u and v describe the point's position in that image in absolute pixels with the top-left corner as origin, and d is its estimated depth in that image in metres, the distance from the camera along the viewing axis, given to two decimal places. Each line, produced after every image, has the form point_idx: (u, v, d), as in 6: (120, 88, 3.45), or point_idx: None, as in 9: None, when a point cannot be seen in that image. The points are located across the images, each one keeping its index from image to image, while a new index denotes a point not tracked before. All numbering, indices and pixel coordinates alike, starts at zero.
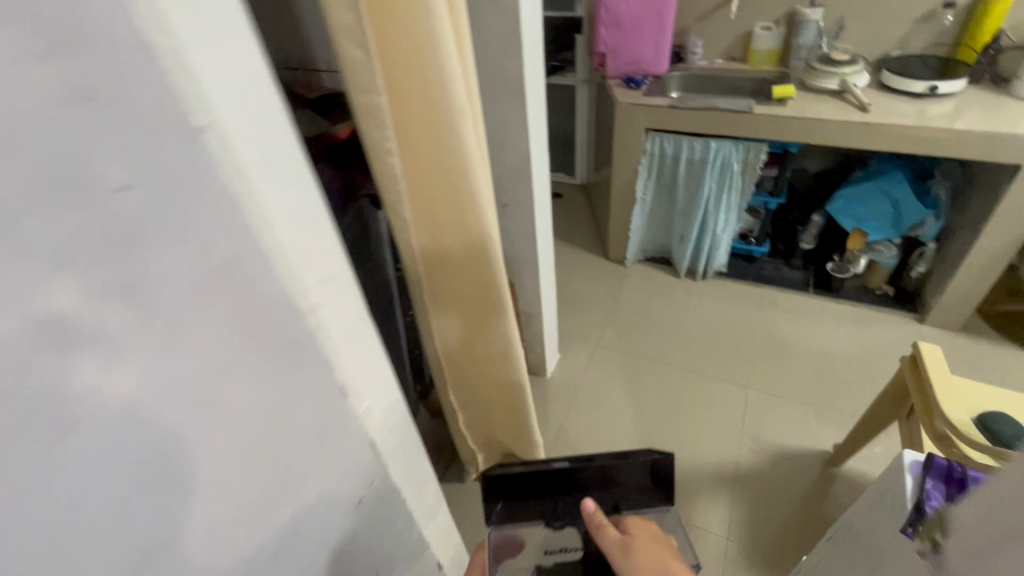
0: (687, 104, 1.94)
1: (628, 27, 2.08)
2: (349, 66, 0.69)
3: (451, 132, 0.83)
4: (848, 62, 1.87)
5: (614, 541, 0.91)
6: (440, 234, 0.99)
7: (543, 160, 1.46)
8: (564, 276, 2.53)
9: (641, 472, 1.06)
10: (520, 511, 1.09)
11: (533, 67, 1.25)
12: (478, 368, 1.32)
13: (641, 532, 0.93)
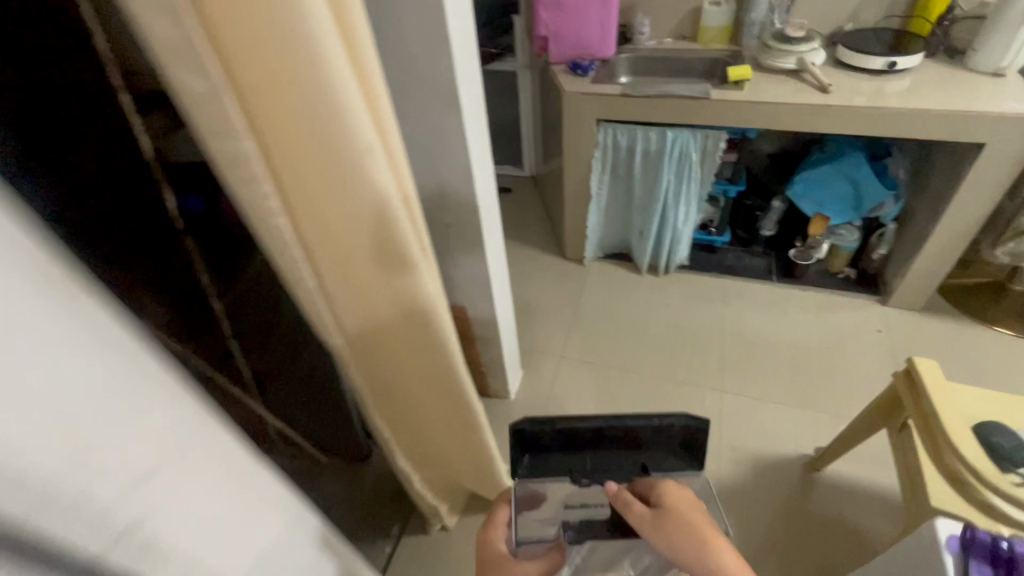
0: (639, 92, 1.78)
1: (570, 7, 1.89)
2: (189, 97, 0.51)
3: (349, 163, 0.63)
4: (804, 40, 1.76)
5: (646, 513, 0.80)
6: (318, 209, 0.70)
7: (487, 171, 1.26)
8: (521, 280, 2.37)
9: (675, 433, 0.96)
10: (547, 465, 1.00)
11: (466, 66, 1.05)
12: (389, 350, 0.94)
13: (677, 499, 0.80)
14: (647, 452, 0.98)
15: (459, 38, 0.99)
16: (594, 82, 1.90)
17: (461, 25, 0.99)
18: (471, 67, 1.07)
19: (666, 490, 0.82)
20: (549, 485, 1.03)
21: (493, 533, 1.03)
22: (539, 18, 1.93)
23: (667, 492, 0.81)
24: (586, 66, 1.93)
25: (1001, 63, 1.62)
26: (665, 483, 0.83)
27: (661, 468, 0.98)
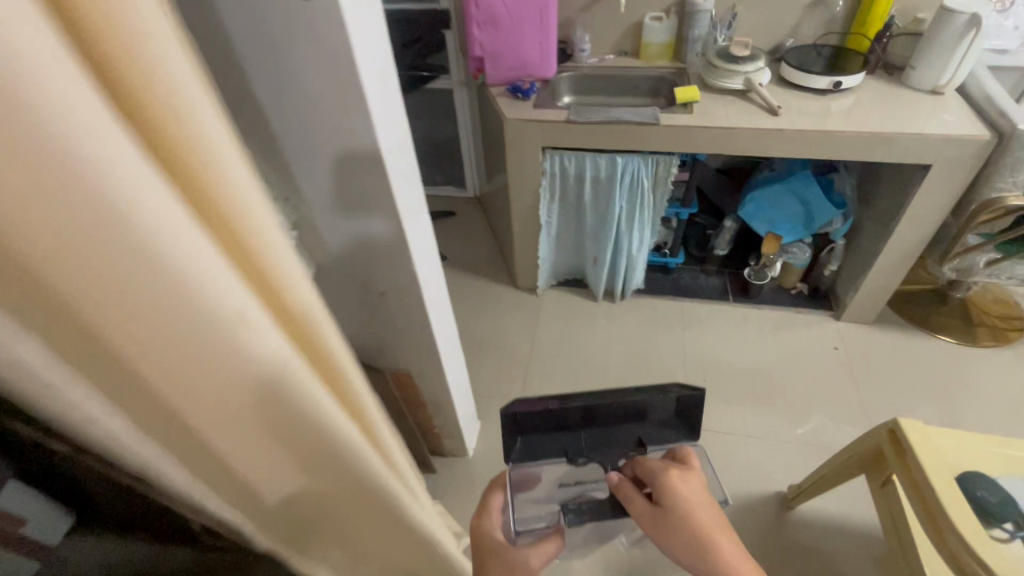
0: (585, 118, 1.66)
1: (505, 25, 1.74)
2: None
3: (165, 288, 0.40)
4: (749, 58, 1.69)
5: (646, 509, 0.76)
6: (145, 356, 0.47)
7: (425, 229, 1.09)
8: (472, 314, 2.22)
9: (669, 403, 0.92)
10: (542, 446, 0.95)
11: (390, 117, 0.86)
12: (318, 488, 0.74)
13: (680, 491, 0.76)
14: (642, 425, 0.94)
15: (378, 87, 0.81)
16: (536, 105, 1.76)
17: (381, 71, 0.81)
18: (397, 116, 0.89)
19: (670, 480, 0.77)
20: (543, 467, 0.97)
21: (489, 520, 0.95)
22: (473, 36, 1.76)
23: (671, 485, 0.77)
24: (527, 88, 1.78)
25: (939, 82, 1.61)
26: (669, 468, 0.78)
27: (658, 442, 0.94)
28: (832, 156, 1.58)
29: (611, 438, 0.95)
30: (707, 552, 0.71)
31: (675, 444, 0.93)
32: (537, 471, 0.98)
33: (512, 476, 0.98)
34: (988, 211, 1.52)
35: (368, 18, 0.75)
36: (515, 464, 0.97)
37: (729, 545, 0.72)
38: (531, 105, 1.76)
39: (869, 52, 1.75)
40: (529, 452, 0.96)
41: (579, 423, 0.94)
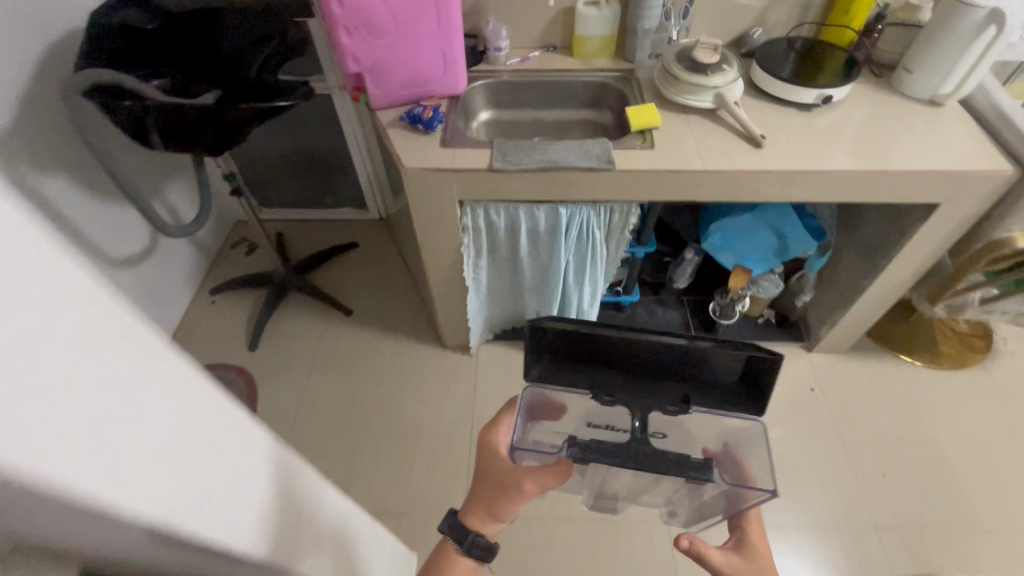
0: (514, 162, 1.21)
1: (390, 29, 1.20)
2: None
3: None
4: (718, 65, 1.29)
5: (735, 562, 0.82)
6: None
7: (334, 510, 0.59)
8: (393, 390, 1.79)
9: (737, 366, 0.81)
10: (571, 374, 0.87)
11: (206, 467, 0.32)
12: None
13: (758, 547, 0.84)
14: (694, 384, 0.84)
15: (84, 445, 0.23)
16: (446, 140, 1.28)
17: (149, 402, 0.27)
18: (239, 440, 0.36)
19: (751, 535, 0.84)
20: (566, 396, 0.89)
21: (494, 436, 0.89)
22: (344, 45, 1.20)
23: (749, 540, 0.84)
24: (430, 116, 1.28)
25: (941, 90, 1.31)
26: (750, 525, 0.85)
27: (705, 405, 0.84)
28: (827, 199, 1.25)
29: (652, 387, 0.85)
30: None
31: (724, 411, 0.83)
32: (556, 397, 0.90)
33: (530, 398, 0.91)
34: (999, 254, 1.28)
35: (56, 303, 0.21)
36: (534, 385, 0.89)
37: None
38: (439, 140, 1.28)
39: (852, 45, 1.43)
40: (548, 375, 0.89)
41: (622, 366, 0.84)
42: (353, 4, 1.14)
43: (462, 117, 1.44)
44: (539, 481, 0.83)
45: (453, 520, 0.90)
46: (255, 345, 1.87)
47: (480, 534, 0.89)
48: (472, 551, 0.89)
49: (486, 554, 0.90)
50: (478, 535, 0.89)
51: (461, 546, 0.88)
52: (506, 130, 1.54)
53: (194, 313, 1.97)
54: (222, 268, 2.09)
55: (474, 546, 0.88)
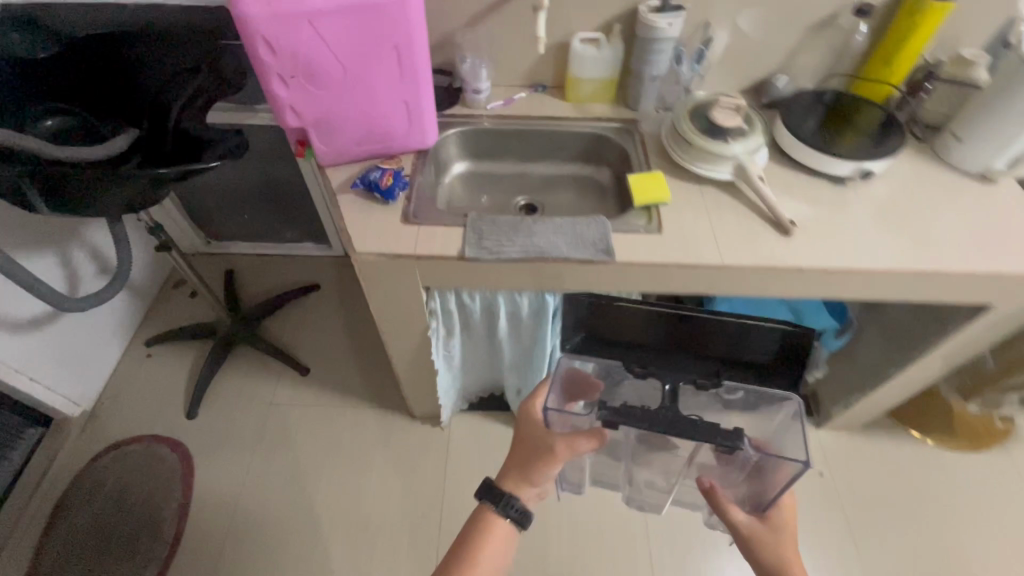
0: (491, 250, 0.99)
1: (337, 78, 0.96)
2: None
3: None
4: (741, 130, 1.08)
5: (756, 527, 0.85)
6: None
7: None
8: (351, 468, 1.57)
9: (774, 350, 0.89)
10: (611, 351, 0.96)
11: None
12: None
13: (785, 524, 0.85)
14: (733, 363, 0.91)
15: None
16: (411, 216, 1.04)
17: None
18: None
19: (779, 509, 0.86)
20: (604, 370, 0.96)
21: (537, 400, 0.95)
22: (279, 97, 0.96)
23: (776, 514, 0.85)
24: (388, 184, 1.04)
25: (995, 163, 1.11)
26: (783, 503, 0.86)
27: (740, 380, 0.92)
28: (863, 296, 1.05)
29: (685, 365, 0.92)
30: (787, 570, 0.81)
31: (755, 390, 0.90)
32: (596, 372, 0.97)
33: (569, 376, 0.98)
34: None
35: None
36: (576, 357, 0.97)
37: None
38: (399, 215, 1.04)
39: (890, 102, 1.22)
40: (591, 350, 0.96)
41: (667, 345, 0.91)
42: (287, 51, 0.89)
43: (432, 174, 1.21)
44: (572, 444, 0.86)
45: (488, 486, 0.92)
46: (195, 411, 1.63)
47: (517, 499, 0.90)
48: (509, 516, 0.89)
49: (520, 522, 0.89)
50: (515, 499, 0.89)
51: (499, 509, 0.89)
52: (486, 185, 1.31)
53: (127, 368, 1.73)
54: (162, 313, 1.84)
55: (511, 509, 0.89)
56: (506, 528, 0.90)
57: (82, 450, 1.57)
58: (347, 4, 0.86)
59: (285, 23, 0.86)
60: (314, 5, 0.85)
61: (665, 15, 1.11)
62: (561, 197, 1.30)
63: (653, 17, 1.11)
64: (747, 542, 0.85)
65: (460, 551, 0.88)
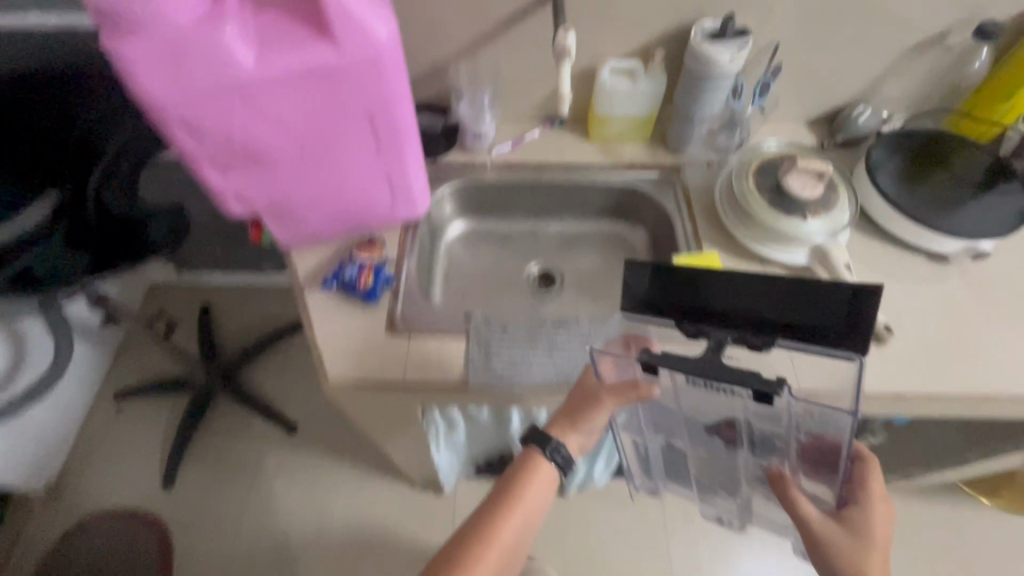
0: (503, 375, 0.78)
1: (292, 158, 0.71)
2: None
3: None
4: (821, 201, 0.84)
5: (834, 531, 0.68)
6: None
7: None
8: (343, 543, 1.41)
9: (835, 299, 0.58)
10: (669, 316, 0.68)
11: None
12: None
13: (878, 535, 0.68)
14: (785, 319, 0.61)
15: None
16: (400, 323, 0.83)
17: None
18: None
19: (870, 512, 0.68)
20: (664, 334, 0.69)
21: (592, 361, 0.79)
22: (216, 185, 0.72)
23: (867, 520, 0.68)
24: (368, 284, 0.83)
25: None
26: (877, 508, 0.69)
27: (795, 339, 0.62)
28: (970, 414, 0.83)
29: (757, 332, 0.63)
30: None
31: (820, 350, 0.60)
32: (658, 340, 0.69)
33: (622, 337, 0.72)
34: None
35: None
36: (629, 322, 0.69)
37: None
38: (383, 323, 0.82)
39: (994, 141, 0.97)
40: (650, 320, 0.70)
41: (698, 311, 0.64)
42: (216, 132, 0.64)
43: (425, 244, 0.97)
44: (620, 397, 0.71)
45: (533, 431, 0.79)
46: (171, 482, 1.46)
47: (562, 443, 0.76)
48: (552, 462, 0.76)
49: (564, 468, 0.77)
50: (561, 442, 0.76)
51: (541, 453, 0.75)
52: (492, 246, 1.07)
53: (93, 429, 1.54)
54: (130, 362, 1.64)
55: (556, 454, 0.76)
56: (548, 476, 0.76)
57: (48, 527, 1.42)
58: (294, 70, 0.61)
59: (208, 99, 0.61)
60: (248, 74, 0.60)
61: (726, 43, 0.85)
62: (582, 260, 1.07)
63: (711, 46, 0.85)
64: (813, 544, 0.69)
65: (494, 495, 0.75)
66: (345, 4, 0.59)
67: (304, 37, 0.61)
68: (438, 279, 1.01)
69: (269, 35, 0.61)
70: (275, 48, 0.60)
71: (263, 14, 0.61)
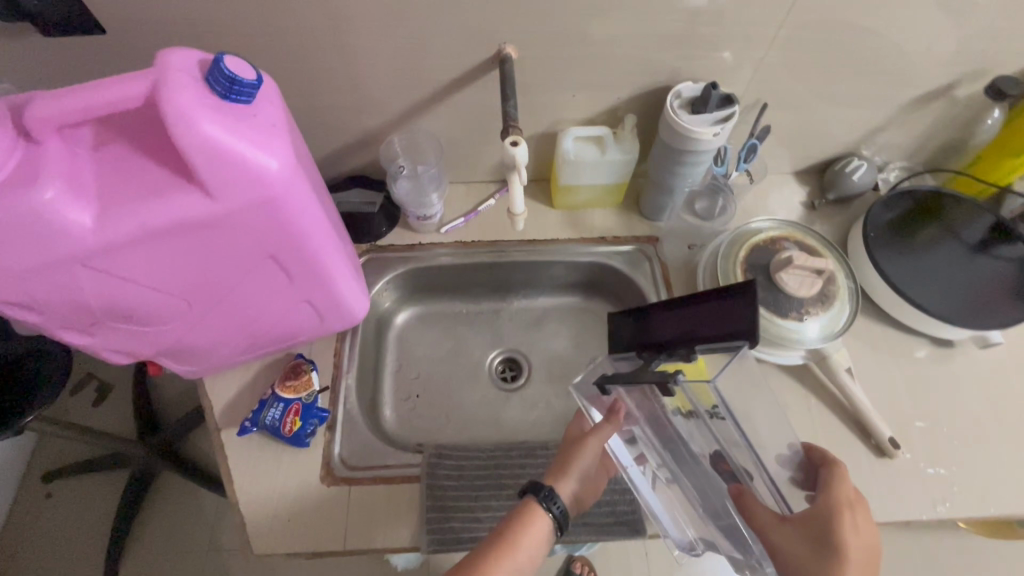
0: (462, 534, 0.67)
1: (178, 308, 0.56)
2: None
3: None
4: (817, 298, 0.74)
5: (798, 542, 0.51)
6: None
7: None
8: None
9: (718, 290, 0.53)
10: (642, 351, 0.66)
11: None
12: None
13: (853, 554, 0.51)
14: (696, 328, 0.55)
15: None
16: (339, 468, 0.69)
17: None
18: None
19: (837, 517, 0.52)
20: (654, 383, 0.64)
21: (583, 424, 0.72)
22: (85, 346, 0.57)
23: (835, 531, 0.51)
24: (295, 429, 0.69)
25: None
26: (844, 514, 0.52)
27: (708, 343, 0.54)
28: (983, 525, 0.75)
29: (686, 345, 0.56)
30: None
31: (718, 346, 0.52)
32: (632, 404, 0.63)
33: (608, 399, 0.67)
34: None
35: None
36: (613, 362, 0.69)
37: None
38: (318, 471, 0.69)
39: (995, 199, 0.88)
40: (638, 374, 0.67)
41: (643, 346, 0.64)
42: (64, 304, 0.49)
43: (368, 345, 0.84)
44: (603, 437, 0.66)
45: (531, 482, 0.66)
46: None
47: (557, 492, 0.64)
48: (547, 515, 0.62)
49: (560, 527, 0.63)
50: (558, 491, 0.64)
51: (536, 499, 0.63)
52: (450, 329, 0.93)
53: (20, 521, 1.32)
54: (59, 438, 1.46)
55: (552, 506, 0.63)
56: (545, 531, 0.62)
57: None
58: (156, 228, 0.46)
59: (42, 275, 0.46)
60: (91, 242, 0.45)
61: (709, 117, 0.71)
62: (551, 343, 0.93)
63: (691, 121, 0.71)
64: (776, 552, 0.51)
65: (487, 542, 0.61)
66: (213, 145, 0.44)
67: (165, 184, 0.46)
68: (388, 378, 0.87)
69: (116, 183, 0.45)
70: (124, 204, 0.45)
71: (111, 157, 0.46)
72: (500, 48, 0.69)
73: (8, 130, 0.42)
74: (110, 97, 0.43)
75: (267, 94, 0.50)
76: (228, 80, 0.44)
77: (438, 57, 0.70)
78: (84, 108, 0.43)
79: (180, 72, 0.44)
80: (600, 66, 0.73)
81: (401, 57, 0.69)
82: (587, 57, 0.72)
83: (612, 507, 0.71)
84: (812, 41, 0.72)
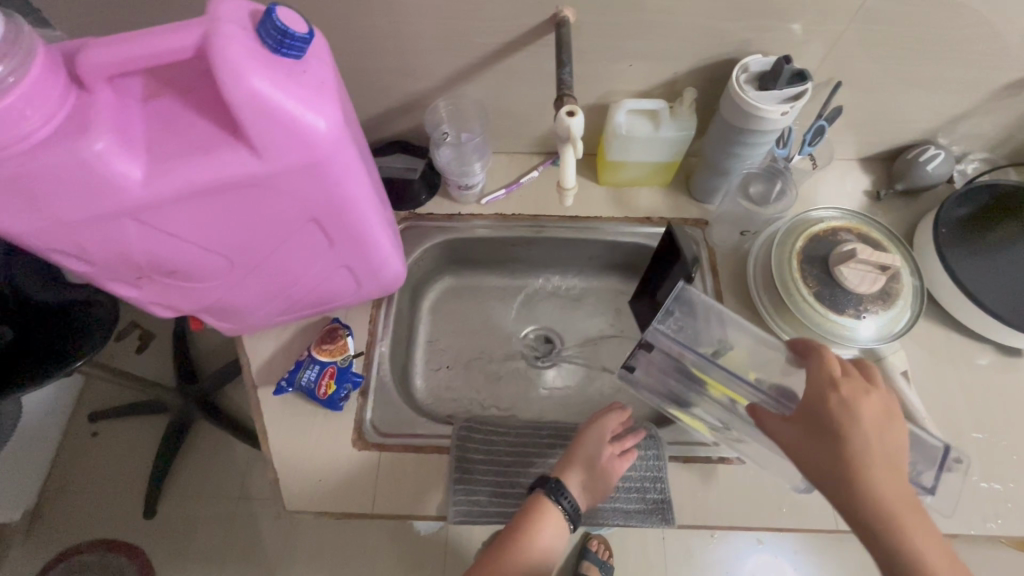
0: (488, 507, 0.67)
1: (221, 266, 0.57)
2: None
3: None
4: (878, 287, 0.69)
5: (797, 437, 0.52)
6: None
7: None
8: None
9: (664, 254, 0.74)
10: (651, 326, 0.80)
11: None
12: None
13: (855, 430, 0.49)
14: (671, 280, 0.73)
15: None
16: (370, 434, 0.70)
17: None
18: None
19: (824, 401, 0.52)
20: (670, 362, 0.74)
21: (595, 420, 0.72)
22: (132, 299, 0.58)
23: (827, 412, 0.51)
24: (329, 392, 0.70)
25: None
26: (827, 393, 0.52)
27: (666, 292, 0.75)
28: None
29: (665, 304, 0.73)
30: (859, 502, 0.48)
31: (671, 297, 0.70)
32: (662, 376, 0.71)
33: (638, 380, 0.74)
34: None
35: None
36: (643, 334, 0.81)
37: (915, 519, 0.47)
38: (350, 436, 0.69)
39: None
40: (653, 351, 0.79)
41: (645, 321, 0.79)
42: (112, 255, 0.50)
43: (402, 312, 0.83)
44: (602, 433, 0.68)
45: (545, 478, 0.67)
46: (152, 511, 1.34)
47: (564, 484, 0.65)
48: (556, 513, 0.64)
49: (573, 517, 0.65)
50: (564, 485, 0.65)
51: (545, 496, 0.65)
52: (484, 302, 0.91)
53: (69, 456, 1.40)
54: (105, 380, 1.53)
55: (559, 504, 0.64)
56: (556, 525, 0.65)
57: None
58: (204, 185, 0.46)
59: (95, 226, 0.46)
60: (141, 194, 0.44)
61: (778, 94, 0.66)
62: (586, 323, 0.91)
63: (758, 96, 0.66)
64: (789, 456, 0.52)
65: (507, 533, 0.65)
66: (261, 100, 0.42)
67: (212, 141, 0.45)
68: (420, 347, 0.87)
69: (164, 138, 0.45)
70: (172, 158, 0.44)
71: (161, 112, 0.45)
72: (556, 11, 0.65)
73: (61, 76, 0.42)
74: (159, 48, 0.42)
75: (316, 49, 0.48)
76: (280, 33, 0.43)
77: (491, 22, 0.67)
78: (134, 60, 0.42)
79: (230, 22, 0.42)
80: (663, 36, 0.69)
81: (452, 18, 0.66)
82: (648, 26, 0.67)
83: (642, 493, 0.67)
84: (903, 17, 0.66)
